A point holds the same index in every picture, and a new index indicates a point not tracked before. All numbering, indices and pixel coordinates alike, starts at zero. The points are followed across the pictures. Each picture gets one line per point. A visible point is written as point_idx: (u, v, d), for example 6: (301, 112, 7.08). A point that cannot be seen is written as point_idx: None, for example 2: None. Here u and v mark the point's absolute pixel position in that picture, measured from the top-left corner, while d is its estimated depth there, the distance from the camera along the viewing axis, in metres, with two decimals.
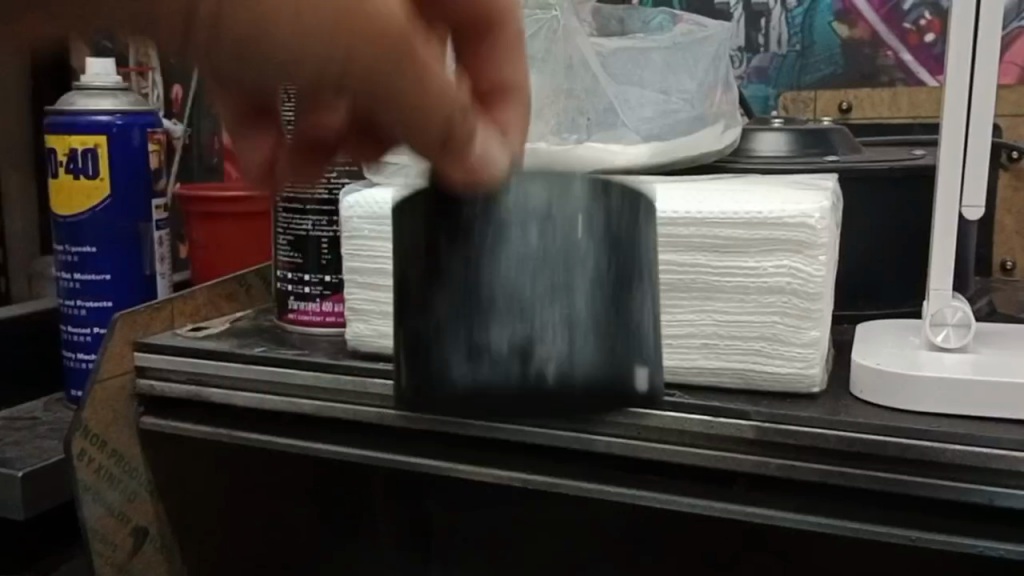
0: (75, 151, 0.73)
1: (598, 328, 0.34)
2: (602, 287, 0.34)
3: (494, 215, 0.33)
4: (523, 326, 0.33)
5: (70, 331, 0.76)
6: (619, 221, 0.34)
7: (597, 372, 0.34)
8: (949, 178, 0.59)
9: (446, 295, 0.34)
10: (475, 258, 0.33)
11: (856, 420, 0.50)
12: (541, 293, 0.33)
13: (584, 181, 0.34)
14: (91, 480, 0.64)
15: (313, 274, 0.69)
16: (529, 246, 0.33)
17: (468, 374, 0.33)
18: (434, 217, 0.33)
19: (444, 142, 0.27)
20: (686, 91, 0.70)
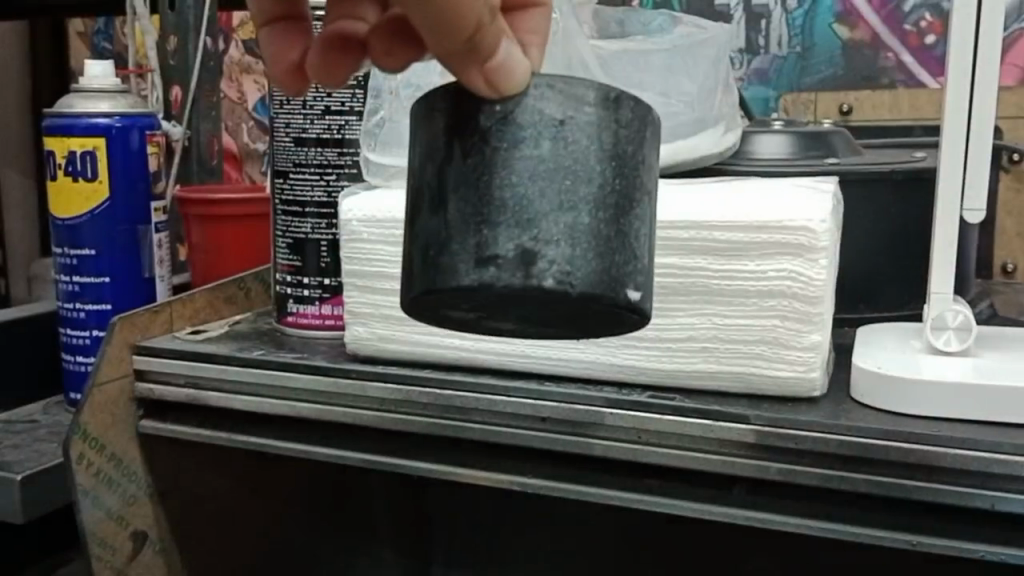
0: (74, 154, 0.72)
1: (601, 240, 0.33)
2: (607, 202, 0.34)
3: (511, 122, 0.33)
4: (526, 230, 0.33)
5: (69, 334, 0.76)
6: (628, 136, 0.34)
7: (595, 279, 0.33)
8: (950, 182, 0.59)
9: (461, 199, 0.34)
10: (490, 162, 0.33)
11: (857, 424, 0.50)
12: (547, 200, 0.33)
13: (597, 92, 0.34)
14: (89, 483, 0.64)
15: (312, 277, 0.69)
16: (540, 154, 0.33)
17: (472, 273, 0.33)
18: (456, 125, 0.34)
19: (470, 44, 0.29)
20: (686, 94, 0.70)
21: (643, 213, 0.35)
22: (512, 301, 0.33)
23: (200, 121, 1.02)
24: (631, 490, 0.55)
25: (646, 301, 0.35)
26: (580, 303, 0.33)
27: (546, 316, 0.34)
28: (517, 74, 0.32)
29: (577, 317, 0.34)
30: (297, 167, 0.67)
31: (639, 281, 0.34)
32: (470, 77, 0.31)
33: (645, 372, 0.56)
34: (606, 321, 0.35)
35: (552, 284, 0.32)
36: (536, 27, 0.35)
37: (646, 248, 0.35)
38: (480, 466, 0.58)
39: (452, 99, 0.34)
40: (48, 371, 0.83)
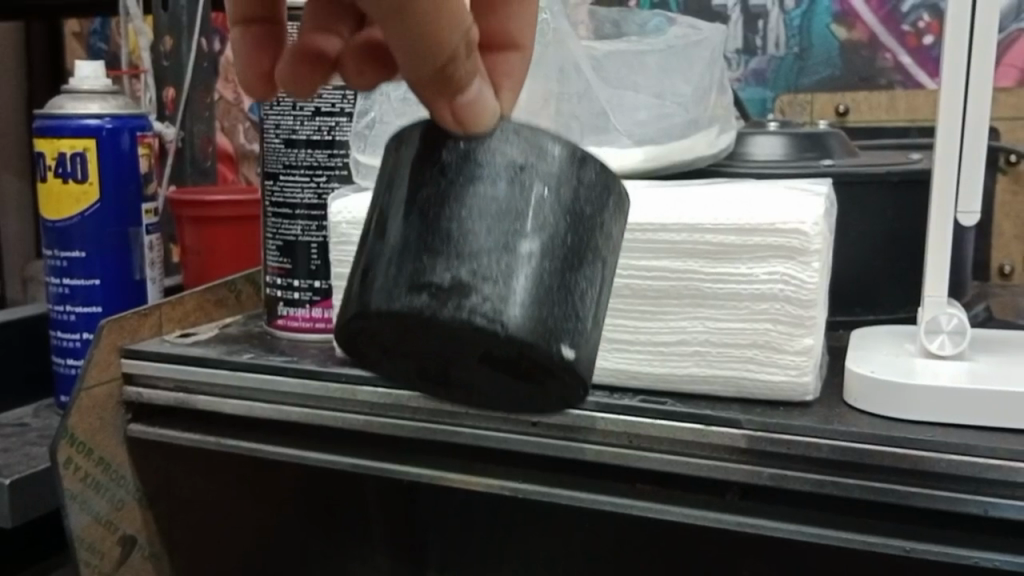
0: (63, 155, 0.72)
1: (543, 288, 0.34)
2: (556, 253, 0.34)
3: (471, 159, 0.34)
4: (466, 262, 0.33)
5: (60, 337, 0.75)
6: (588, 197, 0.35)
7: (526, 323, 0.33)
8: (944, 183, 0.58)
9: (407, 226, 0.35)
10: (444, 194, 0.34)
11: (850, 428, 0.49)
12: (493, 238, 0.34)
13: (564, 147, 0.34)
14: (76, 487, 0.63)
15: (303, 280, 0.68)
16: (495, 194, 0.34)
17: (403, 298, 0.33)
18: (421, 157, 0.35)
19: (440, 74, 0.31)
20: (681, 95, 0.70)
21: (597, 277, 0.36)
22: (441, 333, 0.33)
23: (192, 122, 1.01)
24: (624, 496, 0.54)
25: (584, 366, 0.35)
26: (511, 345, 0.33)
27: (480, 359, 0.35)
28: (488, 113, 0.33)
29: (507, 365, 0.35)
30: (288, 169, 0.66)
31: (577, 341, 0.34)
32: (438, 109, 0.33)
33: (637, 376, 0.56)
34: (541, 377, 0.35)
35: (482, 320, 0.33)
36: (511, 69, 0.38)
37: (592, 313, 0.36)
38: (472, 471, 0.57)
39: (426, 135, 0.35)
40: (40, 374, 0.82)
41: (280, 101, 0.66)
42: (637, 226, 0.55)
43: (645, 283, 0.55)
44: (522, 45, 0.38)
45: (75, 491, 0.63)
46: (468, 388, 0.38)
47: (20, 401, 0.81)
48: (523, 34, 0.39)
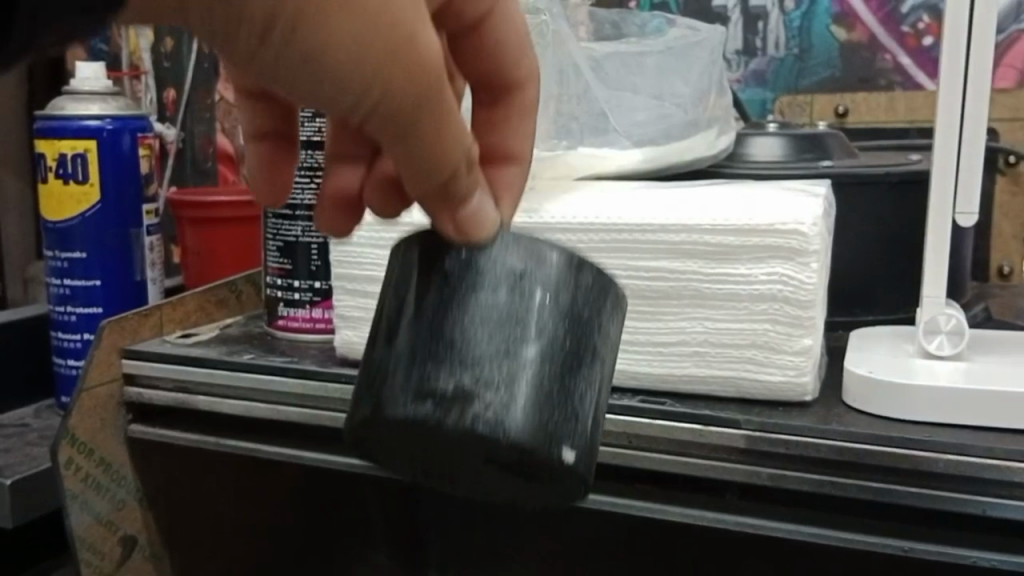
0: (64, 156, 0.72)
1: (543, 395, 0.35)
2: (556, 358, 0.36)
3: (474, 267, 0.36)
4: (469, 370, 0.35)
5: (60, 337, 0.75)
6: (586, 302, 0.37)
7: (529, 428, 0.35)
8: (943, 183, 0.58)
9: (413, 335, 0.36)
10: (448, 303, 0.36)
11: (847, 429, 0.49)
12: (495, 344, 0.35)
13: (560, 254, 0.37)
14: (77, 488, 0.63)
15: (303, 281, 0.68)
16: (496, 302, 0.36)
17: (410, 406, 0.35)
18: (426, 269, 0.37)
19: (443, 183, 0.35)
20: (679, 96, 0.70)
21: (595, 379, 0.37)
22: (446, 440, 0.35)
23: (192, 123, 1.01)
24: (623, 497, 0.54)
25: (584, 468, 0.36)
26: (513, 451, 0.35)
27: (484, 464, 0.36)
28: (489, 225, 0.37)
29: (511, 468, 0.36)
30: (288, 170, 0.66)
31: (579, 443, 0.36)
32: (440, 220, 0.36)
33: (636, 377, 0.56)
34: (543, 479, 0.36)
35: (485, 427, 0.34)
36: (510, 181, 0.42)
37: (593, 414, 0.37)
38: None
39: (427, 249, 0.38)
40: (40, 374, 0.82)
41: None
42: (636, 227, 0.55)
43: (644, 283, 0.55)
44: (518, 155, 0.42)
45: (76, 492, 0.64)
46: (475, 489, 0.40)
47: (19, 401, 0.81)
48: (522, 144, 0.42)
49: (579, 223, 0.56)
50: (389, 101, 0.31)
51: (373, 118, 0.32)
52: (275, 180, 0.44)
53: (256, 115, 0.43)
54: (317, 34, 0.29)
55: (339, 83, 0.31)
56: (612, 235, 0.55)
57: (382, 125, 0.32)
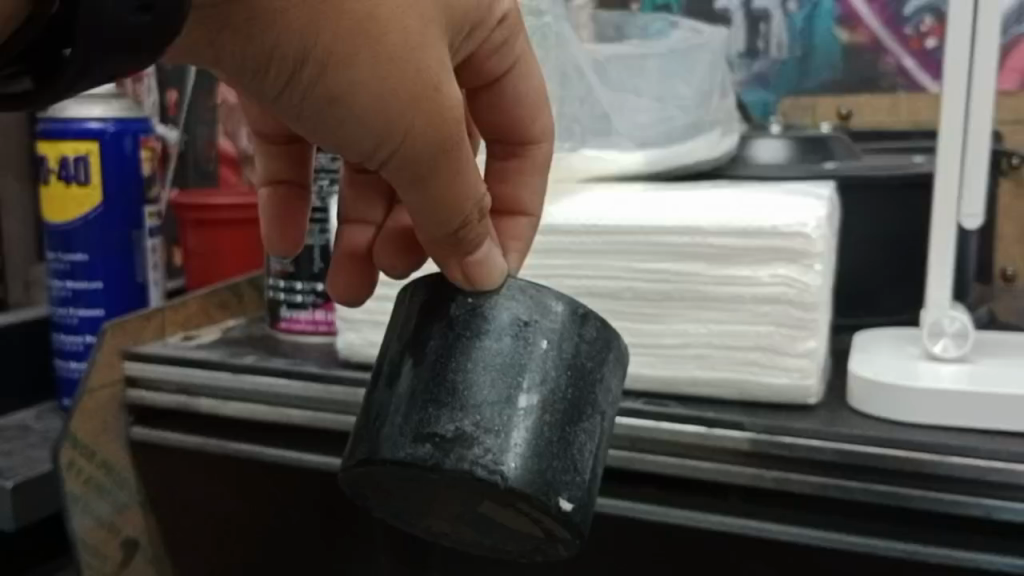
0: (66, 158, 0.72)
1: (541, 442, 0.37)
2: (556, 407, 0.38)
3: (479, 314, 0.38)
4: (469, 415, 0.37)
5: (62, 339, 0.75)
6: (589, 352, 0.39)
7: (526, 474, 0.36)
8: (949, 184, 0.58)
9: (415, 377, 0.38)
10: (452, 348, 0.38)
11: (853, 431, 0.49)
12: (496, 390, 0.37)
13: (565, 305, 0.39)
14: (80, 490, 0.63)
15: (305, 283, 0.68)
16: (500, 349, 0.38)
17: (408, 447, 0.37)
18: (431, 312, 0.39)
19: (454, 232, 0.38)
20: (682, 98, 0.70)
21: (595, 430, 0.39)
22: (444, 481, 0.37)
23: (194, 126, 1.01)
24: (627, 500, 0.54)
25: (581, 515, 0.38)
26: (509, 496, 0.36)
27: (480, 504, 0.38)
28: (496, 271, 0.39)
29: (506, 512, 0.38)
30: None
31: (578, 493, 0.38)
32: (449, 267, 0.39)
33: (640, 379, 0.55)
34: (538, 524, 0.38)
35: (483, 471, 0.36)
36: (518, 231, 0.45)
37: (593, 465, 0.39)
38: None
39: (433, 295, 0.40)
40: (41, 375, 0.82)
41: None
42: (640, 229, 0.55)
43: (647, 285, 0.55)
44: (527, 209, 0.46)
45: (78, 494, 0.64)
46: (467, 532, 0.41)
47: (21, 404, 0.81)
48: (531, 198, 0.46)
49: (582, 225, 0.56)
50: (408, 146, 0.35)
51: (390, 161, 0.35)
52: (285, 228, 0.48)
53: (274, 165, 0.48)
54: (345, 75, 0.33)
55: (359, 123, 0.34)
56: (616, 237, 0.55)
57: (397, 167, 0.36)
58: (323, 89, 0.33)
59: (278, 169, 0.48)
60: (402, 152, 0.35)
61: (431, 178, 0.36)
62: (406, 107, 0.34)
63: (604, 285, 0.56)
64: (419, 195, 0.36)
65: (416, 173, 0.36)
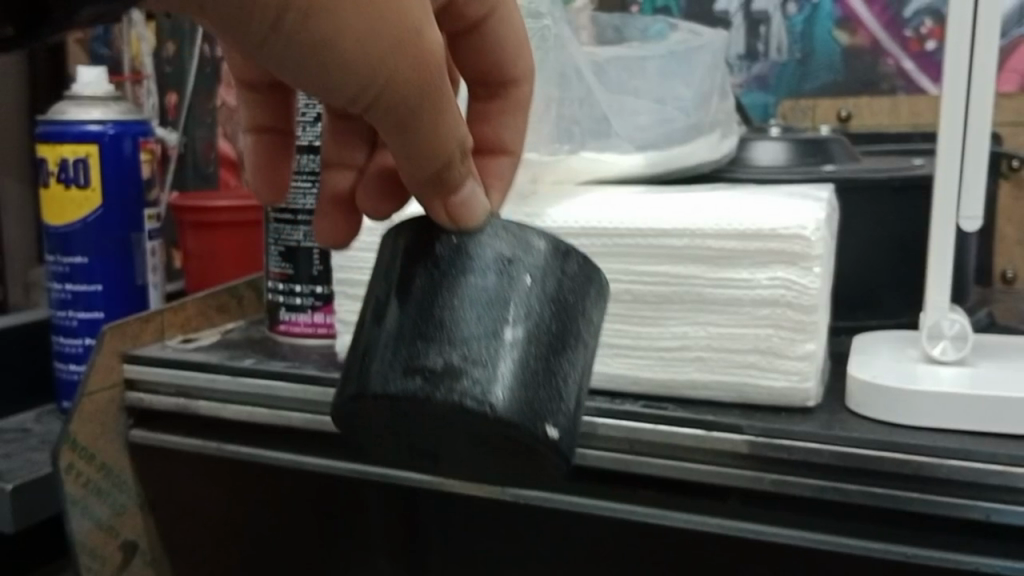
0: (65, 161, 0.72)
1: (529, 373, 0.36)
2: (541, 340, 0.37)
3: (463, 252, 0.38)
4: (456, 348, 0.36)
5: (61, 341, 0.75)
6: (571, 288, 0.39)
7: (515, 404, 0.36)
8: (947, 187, 0.58)
9: (402, 315, 0.38)
10: (437, 286, 0.38)
11: (851, 434, 0.49)
12: (483, 324, 0.37)
13: (547, 241, 0.39)
14: (79, 493, 0.63)
15: (305, 285, 0.68)
16: (485, 284, 0.37)
17: (398, 382, 0.36)
18: (415, 253, 0.39)
19: (438, 177, 0.37)
20: (681, 99, 0.70)
21: (579, 364, 0.39)
22: (433, 415, 0.36)
23: (193, 128, 1.01)
24: (625, 502, 0.54)
25: (568, 448, 0.37)
26: (498, 427, 0.36)
27: (469, 439, 0.37)
28: (479, 210, 0.38)
29: (496, 446, 0.37)
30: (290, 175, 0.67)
31: (565, 424, 0.37)
32: (433, 207, 0.38)
33: (639, 382, 0.55)
34: (527, 456, 0.37)
35: (473, 401, 0.35)
36: (501, 172, 0.45)
37: (578, 398, 0.38)
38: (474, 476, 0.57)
39: (416, 237, 0.39)
40: (41, 378, 0.82)
41: None
42: (639, 232, 0.55)
43: (646, 288, 0.55)
44: (511, 149, 0.46)
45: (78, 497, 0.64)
46: (458, 471, 0.41)
47: (21, 407, 0.81)
48: (512, 137, 0.46)
49: (580, 228, 0.56)
50: (390, 96, 0.33)
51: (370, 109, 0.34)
52: (267, 177, 0.47)
53: (255, 111, 0.47)
54: (327, 22, 0.31)
55: (345, 74, 0.32)
56: (614, 240, 0.55)
57: (377, 112, 0.34)
58: (307, 42, 0.31)
59: (258, 117, 0.47)
60: (385, 99, 0.33)
61: (414, 123, 0.34)
62: (392, 53, 0.32)
63: (603, 287, 0.56)
64: (400, 140, 0.35)
65: (398, 119, 0.34)
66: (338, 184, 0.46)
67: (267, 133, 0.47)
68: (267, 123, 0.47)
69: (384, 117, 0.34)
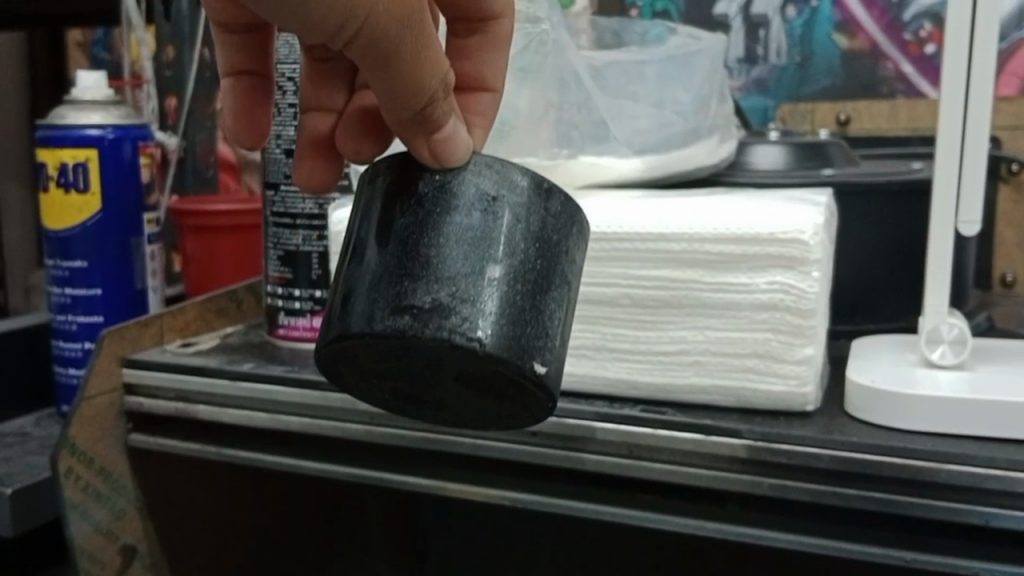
0: (65, 165, 0.72)
1: (515, 309, 0.37)
2: (526, 277, 0.38)
3: (447, 191, 0.38)
4: (444, 286, 0.37)
5: (61, 345, 0.75)
6: (554, 226, 0.39)
7: (502, 340, 0.37)
8: (945, 192, 0.58)
9: (386, 255, 0.38)
10: (422, 224, 0.38)
11: (850, 439, 0.49)
12: (468, 262, 0.37)
13: (529, 180, 0.39)
14: (78, 497, 0.63)
15: (304, 289, 0.68)
16: (470, 224, 0.38)
17: (386, 321, 0.36)
18: (396, 192, 0.39)
19: (423, 114, 0.37)
20: (680, 104, 0.70)
21: (562, 302, 0.40)
22: (421, 352, 0.37)
23: (194, 130, 1.01)
24: (623, 506, 0.54)
25: (554, 383, 0.38)
26: (487, 361, 0.37)
27: (455, 375, 0.38)
28: (461, 148, 0.38)
29: (481, 382, 0.38)
30: (289, 179, 0.67)
31: (549, 359, 0.38)
32: (418, 146, 0.38)
33: (638, 387, 0.55)
34: (514, 392, 0.38)
35: (462, 338, 0.36)
36: (481, 109, 0.46)
37: (560, 334, 0.39)
38: (472, 481, 0.57)
39: (396, 175, 0.39)
40: (40, 381, 0.82)
41: (281, 111, 0.66)
42: (637, 237, 0.55)
43: (645, 293, 0.55)
44: (493, 88, 0.46)
45: (77, 501, 0.63)
46: (440, 412, 0.41)
47: (20, 411, 0.80)
48: (495, 76, 0.46)
49: None
50: (376, 25, 0.33)
51: (359, 45, 0.34)
52: (250, 122, 0.46)
53: (232, 53, 0.46)
54: None
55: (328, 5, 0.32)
56: (613, 244, 0.55)
57: (365, 48, 0.34)
58: None
59: (234, 60, 0.46)
60: (373, 31, 0.33)
61: (403, 56, 0.34)
62: None
63: (602, 291, 0.56)
64: (389, 79, 0.35)
65: (388, 53, 0.34)
66: (318, 128, 0.45)
67: (246, 75, 0.46)
68: (246, 65, 0.46)
69: (373, 53, 0.34)
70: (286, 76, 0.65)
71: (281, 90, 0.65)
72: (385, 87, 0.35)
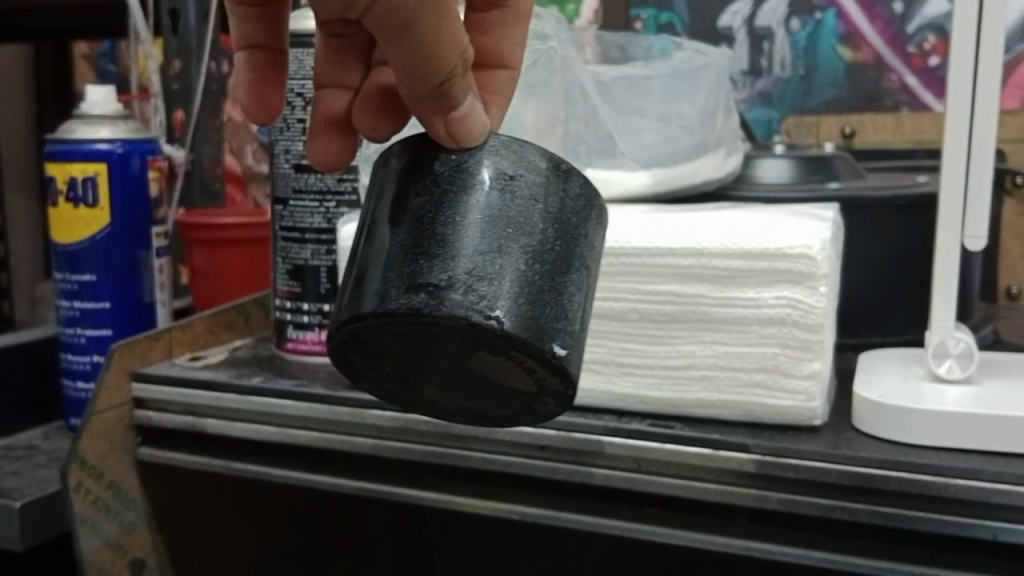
0: (74, 179, 0.72)
1: (533, 288, 0.37)
2: (545, 257, 0.38)
3: (463, 170, 0.39)
4: (460, 265, 0.37)
5: (70, 359, 0.76)
6: (573, 209, 0.40)
7: (520, 318, 0.37)
8: (953, 207, 0.58)
9: (402, 234, 0.38)
10: (438, 203, 0.38)
11: (858, 454, 0.49)
12: (485, 240, 0.37)
13: (548, 161, 0.40)
14: (86, 511, 0.63)
15: (312, 304, 0.68)
16: (487, 203, 0.38)
17: (401, 298, 0.37)
18: (412, 173, 0.40)
19: (441, 91, 0.37)
20: (686, 118, 0.70)
21: (583, 285, 0.40)
22: (437, 331, 0.37)
23: (202, 144, 1.01)
24: (633, 521, 0.54)
25: (573, 368, 0.38)
26: (504, 342, 0.37)
27: (471, 358, 0.38)
28: (479, 128, 0.39)
29: (498, 366, 0.38)
30: (297, 193, 0.67)
31: (569, 343, 0.38)
32: (434, 124, 0.38)
33: (645, 401, 0.56)
34: (532, 377, 0.38)
35: (479, 315, 0.36)
36: (499, 87, 0.46)
37: (580, 318, 0.39)
38: (481, 495, 0.57)
39: (411, 159, 0.40)
40: (49, 395, 0.83)
41: (290, 127, 0.66)
42: (644, 251, 0.55)
43: (653, 307, 0.55)
44: (509, 63, 0.46)
45: (85, 515, 0.64)
46: (456, 401, 0.41)
47: (28, 424, 0.81)
48: (512, 52, 0.46)
49: None
50: None
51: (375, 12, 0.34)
52: (261, 97, 0.45)
53: (247, 26, 0.45)
54: None
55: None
56: (621, 259, 0.55)
57: (381, 16, 0.34)
58: None
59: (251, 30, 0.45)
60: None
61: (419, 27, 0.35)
62: None
63: (609, 306, 0.56)
64: (407, 51, 0.35)
65: (404, 24, 0.35)
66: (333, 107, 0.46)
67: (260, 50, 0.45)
68: (262, 39, 0.45)
69: (389, 21, 0.34)
70: (295, 92, 0.65)
71: (290, 105, 0.66)
72: (401, 59, 0.36)
